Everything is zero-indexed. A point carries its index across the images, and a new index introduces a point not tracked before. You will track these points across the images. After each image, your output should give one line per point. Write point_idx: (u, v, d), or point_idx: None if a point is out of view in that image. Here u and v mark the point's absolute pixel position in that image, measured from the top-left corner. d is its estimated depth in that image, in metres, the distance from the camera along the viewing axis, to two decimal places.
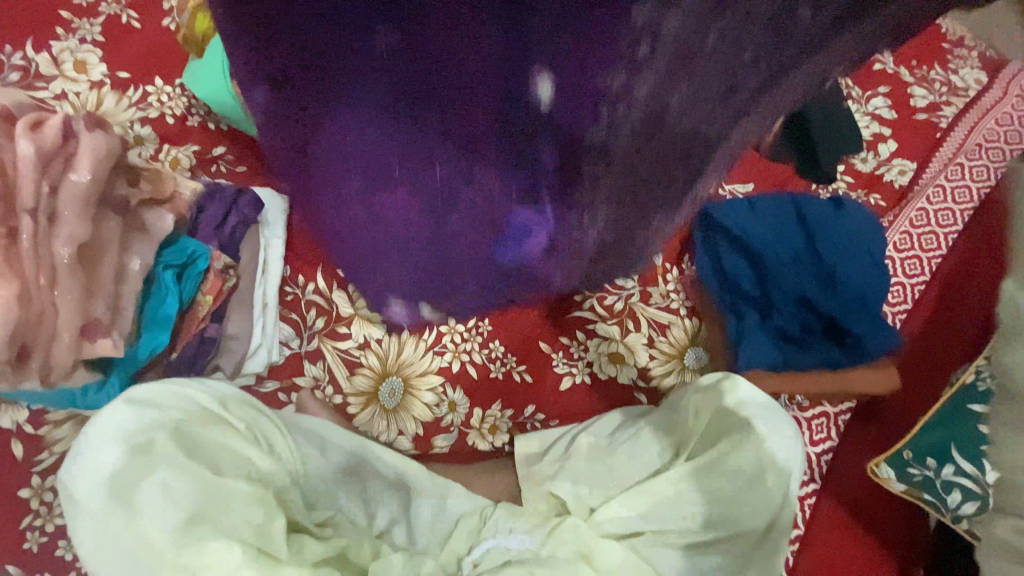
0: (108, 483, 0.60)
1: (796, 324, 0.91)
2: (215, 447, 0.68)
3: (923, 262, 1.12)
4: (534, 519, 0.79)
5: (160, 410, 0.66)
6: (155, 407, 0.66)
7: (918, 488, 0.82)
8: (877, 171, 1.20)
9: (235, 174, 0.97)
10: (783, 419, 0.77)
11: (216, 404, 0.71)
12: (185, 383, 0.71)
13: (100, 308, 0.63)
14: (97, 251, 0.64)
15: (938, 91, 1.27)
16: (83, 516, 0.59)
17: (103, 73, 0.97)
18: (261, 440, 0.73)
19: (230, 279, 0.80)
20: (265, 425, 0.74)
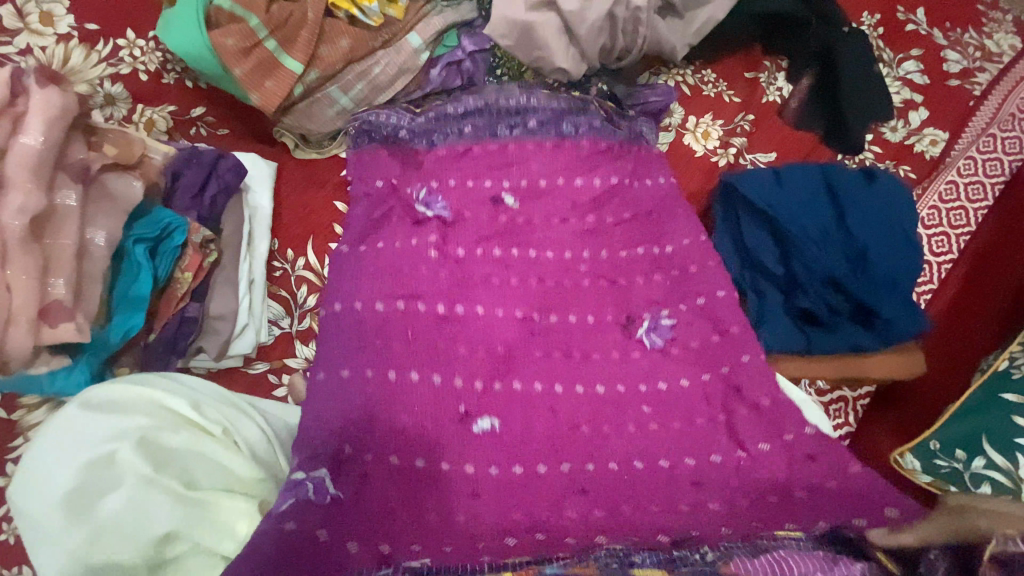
0: (73, 497, 0.55)
1: (823, 305, 0.84)
2: (185, 456, 0.61)
3: (951, 239, 1.07)
4: None
5: (130, 416, 0.61)
6: (120, 413, 0.60)
7: (944, 481, 0.78)
8: (906, 141, 1.12)
9: (217, 138, 0.92)
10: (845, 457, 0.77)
11: (189, 405, 0.65)
12: (156, 380, 0.66)
13: (60, 287, 0.55)
14: (53, 224, 0.56)
15: (972, 55, 1.18)
16: (47, 534, 0.55)
17: (71, 25, 0.82)
18: (241, 443, 0.66)
19: (212, 253, 0.73)
20: (243, 428, 0.67)
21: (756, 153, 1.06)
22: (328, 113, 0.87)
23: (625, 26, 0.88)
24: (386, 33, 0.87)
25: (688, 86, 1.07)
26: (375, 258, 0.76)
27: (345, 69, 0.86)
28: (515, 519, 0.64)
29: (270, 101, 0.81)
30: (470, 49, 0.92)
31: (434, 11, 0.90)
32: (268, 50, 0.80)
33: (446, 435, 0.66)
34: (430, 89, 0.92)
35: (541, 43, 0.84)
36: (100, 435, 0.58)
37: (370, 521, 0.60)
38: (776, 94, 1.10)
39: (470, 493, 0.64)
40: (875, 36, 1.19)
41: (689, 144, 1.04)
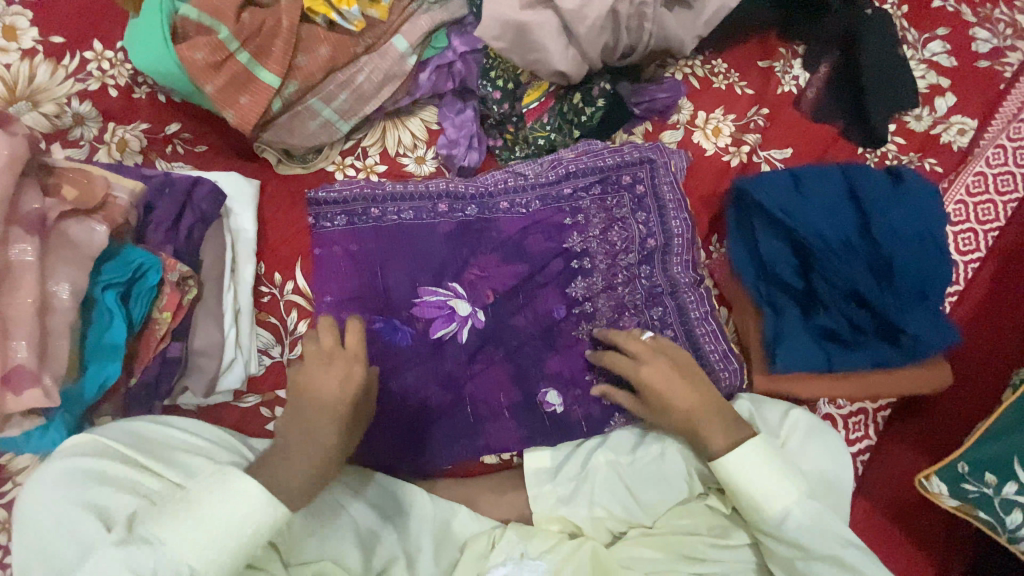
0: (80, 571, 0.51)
1: (845, 322, 0.79)
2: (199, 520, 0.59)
3: (979, 236, 1.00)
4: (546, 542, 0.73)
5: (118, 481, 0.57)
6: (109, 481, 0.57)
7: (972, 506, 0.74)
8: (933, 130, 1.04)
9: (195, 156, 0.84)
10: (826, 448, 0.73)
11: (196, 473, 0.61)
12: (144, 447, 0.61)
13: (21, 350, 0.51)
14: (9, 282, 0.52)
15: (1003, 33, 1.10)
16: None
17: (35, 39, 0.79)
18: None
19: (191, 291, 0.68)
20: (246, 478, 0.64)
21: (771, 150, 0.99)
22: (311, 127, 0.81)
23: (629, 22, 0.81)
24: (369, 37, 0.81)
25: (697, 78, 1.00)
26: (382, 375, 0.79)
27: (326, 79, 0.80)
28: (429, 227, 0.84)
29: (246, 119, 0.75)
30: (462, 51, 0.87)
31: (421, 10, 0.84)
32: (241, 62, 0.74)
33: (402, 289, 0.82)
34: (420, 95, 0.87)
35: (537, 44, 0.78)
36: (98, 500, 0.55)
37: (350, 197, 0.83)
38: (791, 83, 1.03)
39: (391, 248, 0.83)
40: (898, 16, 1.10)
41: (700, 142, 0.97)
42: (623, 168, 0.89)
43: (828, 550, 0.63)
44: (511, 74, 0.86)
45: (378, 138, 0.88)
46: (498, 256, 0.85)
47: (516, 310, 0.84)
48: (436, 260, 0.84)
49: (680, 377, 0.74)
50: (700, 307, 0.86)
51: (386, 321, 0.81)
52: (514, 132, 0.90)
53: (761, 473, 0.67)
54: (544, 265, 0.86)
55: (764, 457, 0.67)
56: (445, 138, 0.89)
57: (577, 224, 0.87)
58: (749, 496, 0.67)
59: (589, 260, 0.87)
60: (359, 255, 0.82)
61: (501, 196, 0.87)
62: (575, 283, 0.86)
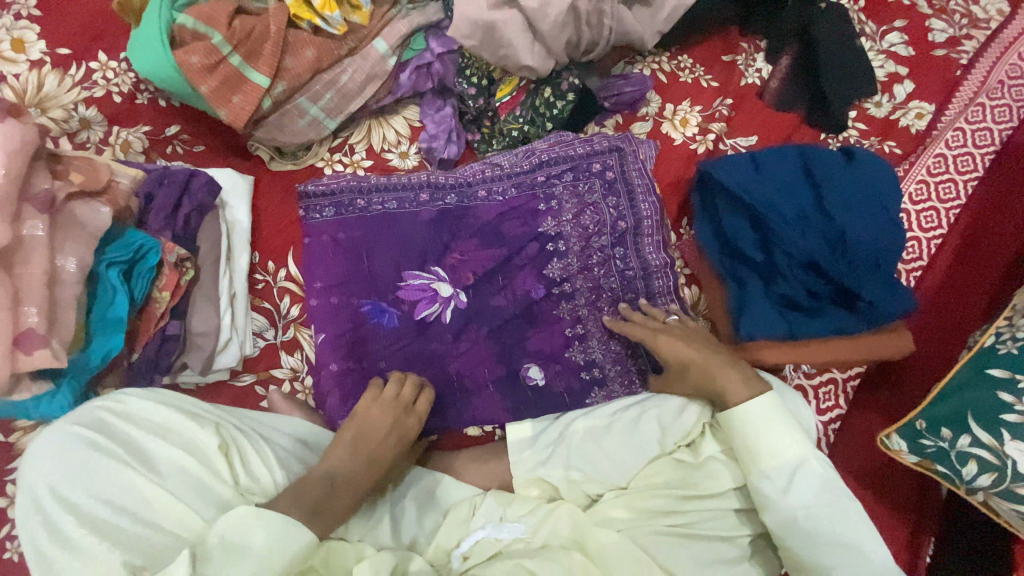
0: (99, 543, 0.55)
1: (803, 290, 0.84)
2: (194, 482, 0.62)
3: (940, 214, 1.04)
4: (525, 507, 0.76)
5: (109, 454, 0.59)
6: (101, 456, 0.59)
7: (930, 460, 0.78)
8: (892, 116, 1.09)
9: (193, 156, 0.90)
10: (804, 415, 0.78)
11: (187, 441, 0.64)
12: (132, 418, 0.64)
13: (33, 315, 0.57)
14: (22, 254, 0.58)
15: (959, 23, 1.15)
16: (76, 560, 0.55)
17: (43, 51, 0.87)
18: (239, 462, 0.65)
19: (187, 272, 0.73)
20: (240, 444, 0.66)
21: (736, 138, 1.04)
22: (300, 125, 0.88)
23: (589, 18, 0.87)
24: (351, 40, 0.88)
25: (664, 73, 1.06)
26: (369, 353, 0.84)
27: (312, 80, 0.87)
28: (413, 216, 0.89)
29: (239, 116, 0.81)
30: (439, 52, 0.94)
31: (400, 15, 0.92)
32: (233, 65, 0.81)
33: (387, 274, 0.87)
34: (401, 94, 0.94)
35: (505, 41, 0.85)
36: (95, 477, 0.58)
37: (338, 190, 0.89)
38: (754, 76, 1.09)
39: (377, 235, 0.88)
40: (855, 10, 1.16)
41: (668, 132, 1.03)
42: (594, 153, 0.94)
43: (838, 502, 0.67)
44: (485, 72, 0.94)
45: (364, 136, 0.94)
46: (476, 242, 0.90)
47: (492, 290, 0.89)
48: (420, 247, 0.89)
49: (701, 345, 0.78)
50: (668, 285, 0.91)
51: (374, 304, 0.86)
52: (490, 126, 0.97)
53: (776, 429, 0.70)
54: (521, 248, 0.90)
55: (778, 417, 0.71)
56: (426, 133, 0.95)
57: (553, 211, 0.92)
58: (766, 448, 0.70)
59: (564, 243, 0.91)
60: (347, 243, 0.87)
61: (483, 185, 0.92)
62: (551, 264, 0.90)
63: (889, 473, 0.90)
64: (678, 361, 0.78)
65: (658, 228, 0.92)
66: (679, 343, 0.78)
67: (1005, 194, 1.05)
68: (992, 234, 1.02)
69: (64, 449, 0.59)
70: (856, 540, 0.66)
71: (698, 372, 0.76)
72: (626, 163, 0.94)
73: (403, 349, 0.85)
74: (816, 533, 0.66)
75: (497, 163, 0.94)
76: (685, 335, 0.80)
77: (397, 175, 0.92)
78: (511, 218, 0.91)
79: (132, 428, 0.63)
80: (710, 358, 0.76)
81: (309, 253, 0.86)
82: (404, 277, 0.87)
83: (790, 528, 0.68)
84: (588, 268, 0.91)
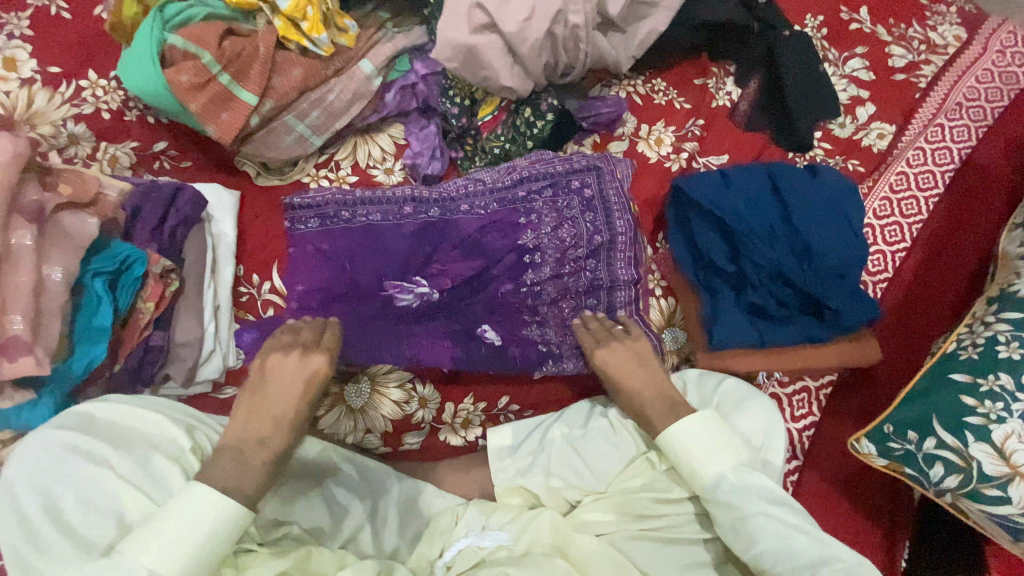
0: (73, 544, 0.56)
1: (773, 299, 0.87)
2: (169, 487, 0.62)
3: (903, 228, 1.09)
4: (508, 514, 0.77)
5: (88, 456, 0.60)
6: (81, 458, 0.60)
7: (899, 463, 0.81)
8: (855, 136, 1.15)
9: (180, 171, 0.92)
10: (760, 425, 0.78)
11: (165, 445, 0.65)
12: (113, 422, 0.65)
13: (17, 323, 0.59)
14: (9, 262, 0.60)
15: (917, 49, 1.22)
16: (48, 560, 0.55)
17: (34, 69, 0.89)
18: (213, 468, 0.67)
19: (173, 283, 0.75)
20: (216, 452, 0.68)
21: (708, 157, 1.09)
22: (286, 141, 0.90)
23: (566, 43, 0.92)
24: (338, 61, 0.91)
25: (639, 96, 1.11)
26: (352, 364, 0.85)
27: (300, 98, 0.90)
28: (394, 229, 0.90)
29: (226, 132, 0.84)
30: (423, 73, 0.97)
31: (386, 38, 0.96)
32: (222, 84, 0.84)
33: (370, 284, 0.88)
34: (386, 113, 0.97)
35: (486, 64, 0.89)
36: (72, 480, 0.59)
37: (323, 201, 0.90)
38: (725, 98, 1.14)
39: (360, 247, 0.89)
40: (818, 37, 1.23)
41: (643, 151, 1.07)
42: (570, 167, 0.96)
43: (756, 506, 0.67)
44: (467, 92, 0.98)
45: (349, 152, 0.97)
46: (453, 254, 0.90)
47: (466, 296, 0.90)
48: (401, 257, 0.89)
49: (637, 364, 0.81)
50: (630, 298, 0.94)
51: (353, 308, 0.87)
52: (473, 143, 1.00)
53: (697, 448, 0.72)
54: (500, 261, 0.91)
55: (693, 433, 0.73)
56: (411, 150, 0.98)
57: (533, 224, 0.93)
58: (688, 467, 0.72)
59: (541, 255, 0.92)
60: (330, 253, 0.88)
61: (461, 201, 0.94)
62: (526, 275, 0.91)
63: (859, 477, 0.92)
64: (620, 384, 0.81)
65: (635, 241, 0.95)
66: (623, 370, 0.81)
67: (965, 211, 1.10)
68: (951, 249, 1.07)
69: (47, 450, 0.60)
70: (796, 541, 0.65)
71: (633, 394, 0.79)
72: (601, 180, 0.96)
73: (379, 349, 0.86)
74: (757, 541, 0.66)
75: (476, 179, 0.96)
76: (634, 358, 0.82)
77: (377, 189, 0.93)
78: (490, 231, 0.92)
79: (111, 430, 0.64)
80: (653, 382, 0.80)
81: (293, 261, 0.88)
82: (384, 284, 0.88)
83: (737, 535, 0.68)
84: (566, 281, 0.92)
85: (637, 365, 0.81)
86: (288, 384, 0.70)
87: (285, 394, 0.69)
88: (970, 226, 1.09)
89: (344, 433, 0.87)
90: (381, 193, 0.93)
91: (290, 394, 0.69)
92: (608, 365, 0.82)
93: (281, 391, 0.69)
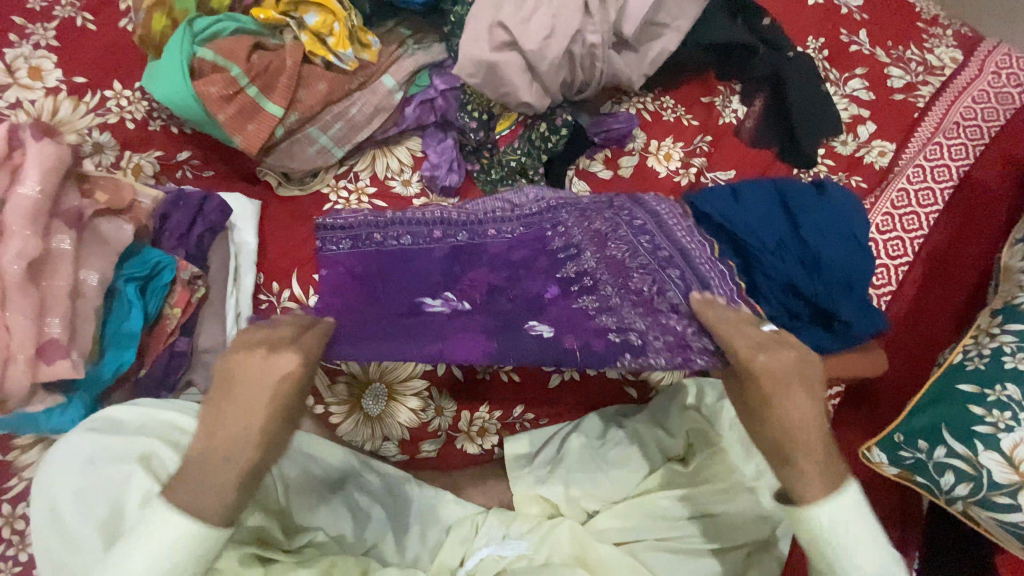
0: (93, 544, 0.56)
1: (784, 310, 0.90)
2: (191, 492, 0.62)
3: (905, 243, 1.12)
4: (526, 524, 0.79)
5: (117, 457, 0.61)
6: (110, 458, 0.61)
7: (910, 472, 0.82)
8: (857, 153, 1.18)
9: (202, 180, 0.95)
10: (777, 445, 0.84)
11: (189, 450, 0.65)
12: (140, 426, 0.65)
13: (55, 326, 0.62)
14: (49, 267, 0.64)
15: (915, 70, 1.27)
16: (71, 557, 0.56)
17: (59, 79, 0.90)
18: None
19: (199, 289, 0.77)
20: None
21: (716, 172, 1.12)
22: (309, 152, 0.92)
23: (582, 61, 0.95)
24: (361, 76, 0.95)
25: (649, 112, 1.14)
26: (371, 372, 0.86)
27: (324, 111, 0.92)
28: (425, 253, 0.85)
29: (252, 144, 0.86)
30: (442, 88, 1.00)
31: (407, 54, 0.99)
32: (249, 96, 0.86)
33: (400, 293, 0.85)
34: (406, 127, 0.99)
35: (506, 80, 0.92)
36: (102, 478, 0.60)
37: (353, 223, 0.87)
38: (731, 115, 1.17)
39: (384, 269, 0.85)
40: (820, 58, 1.27)
41: (653, 166, 1.10)
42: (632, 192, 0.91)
43: None
44: (485, 108, 1.00)
45: (368, 164, 0.98)
46: (482, 276, 0.84)
47: (495, 312, 0.85)
48: (429, 273, 0.86)
49: (800, 387, 0.60)
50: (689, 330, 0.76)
51: (378, 316, 0.84)
52: (489, 157, 1.02)
53: (858, 534, 0.53)
54: (532, 286, 0.83)
55: (858, 515, 0.54)
56: (429, 162, 0.99)
57: (571, 246, 0.85)
58: (841, 554, 0.53)
59: (579, 277, 0.84)
60: (356, 268, 0.84)
61: (495, 225, 0.87)
62: (577, 297, 0.83)
63: (870, 489, 0.93)
64: (771, 387, 0.60)
65: None
66: (771, 372, 0.61)
67: (966, 227, 1.14)
68: (954, 264, 1.10)
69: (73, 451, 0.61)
70: None
71: (786, 407, 0.59)
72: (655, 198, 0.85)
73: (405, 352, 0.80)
74: None
75: (517, 203, 0.90)
76: (791, 373, 0.61)
77: (408, 213, 0.89)
78: (521, 254, 0.85)
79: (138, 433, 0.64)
80: (810, 399, 0.60)
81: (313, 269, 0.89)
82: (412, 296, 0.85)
83: None
84: None
85: (793, 369, 0.61)
86: (258, 382, 0.55)
87: (262, 393, 0.54)
88: (970, 242, 1.12)
89: (362, 441, 0.86)
90: (414, 215, 0.89)
91: (258, 398, 0.54)
92: (756, 359, 0.62)
93: (254, 391, 0.54)
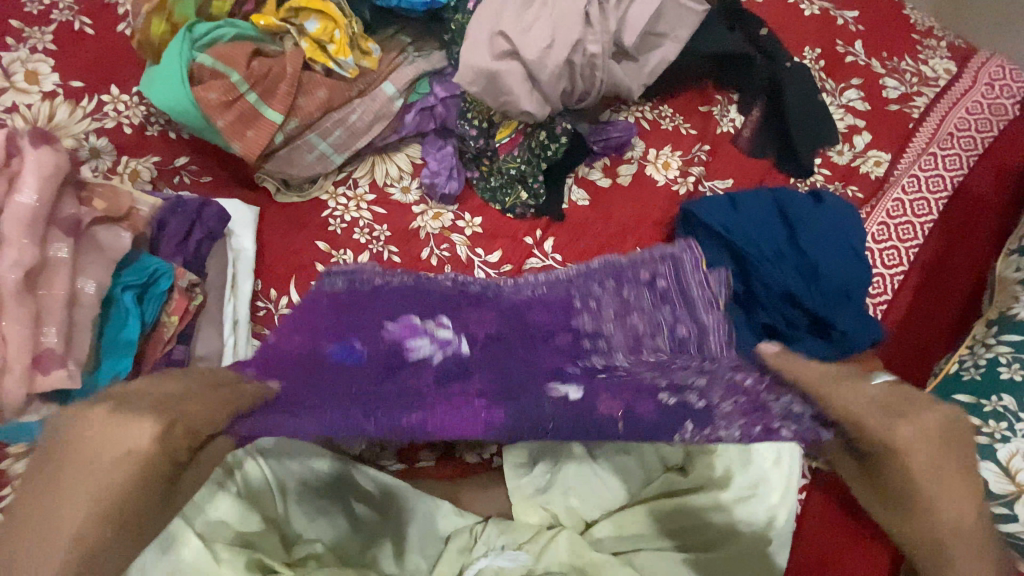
0: None
1: (782, 319, 0.90)
2: None
3: (901, 253, 1.12)
4: (525, 534, 0.77)
5: None
6: None
7: None
8: (853, 163, 1.20)
9: (200, 186, 0.93)
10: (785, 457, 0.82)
11: None
12: None
13: (51, 335, 0.62)
14: (45, 275, 0.63)
15: (910, 81, 1.28)
16: None
17: (56, 83, 0.90)
18: None
19: (196, 297, 0.77)
20: None
21: (714, 181, 1.12)
22: (307, 159, 0.92)
23: (582, 71, 0.95)
24: (361, 83, 0.94)
25: (647, 121, 1.15)
26: None
27: (324, 117, 0.92)
28: (424, 300, 0.78)
29: (250, 150, 0.86)
30: (442, 96, 1.00)
31: (407, 62, 0.99)
32: (249, 102, 0.86)
33: (377, 312, 0.74)
34: (405, 133, 0.99)
35: (507, 89, 0.92)
36: None
37: (359, 272, 0.85)
38: (729, 124, 1.18)
39: (370, 301, 0.77)
40: (816, 69, 1.29)
41: (652, 174, 1.10)
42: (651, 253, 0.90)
43: None
44: (486, 116, 1.00)
45: (367, 170, 0.98)
46: (482, 322, 0.76)
47: (496, 364, 0.68)
48: (410, 303, 0.76)
49: (954, 451, 0.53)
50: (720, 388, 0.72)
51: (335, 379, 0.63)
52: (489, 164, 1.02)
53: None
54: (545, 339, 0.76)
55: None
56: (428, 170, 0.99)
57: (588, 305, 0.82)
58: None
59: (601, 338, 0.79)
60: (333, 304, 0.75)
61: (510, 285, 0.86)
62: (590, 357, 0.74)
63: None
64: (921, 469, 0.52)
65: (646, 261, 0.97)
66: (936, 450, 0.53)
67: (964, 235, 1.15)
68: (948, 273, 1.11)
69: None
70: None
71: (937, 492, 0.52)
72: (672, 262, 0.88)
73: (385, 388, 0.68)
74: None
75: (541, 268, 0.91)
76: (941, 440, 0.54)
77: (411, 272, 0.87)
78: (533, 307, 0.80)
79: None
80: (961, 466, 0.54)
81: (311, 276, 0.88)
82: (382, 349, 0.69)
83: None
84: None
85: (932, 434, 0.53)
86: (118, 448, 0.46)
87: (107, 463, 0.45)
88: (964, 252, 1.13)
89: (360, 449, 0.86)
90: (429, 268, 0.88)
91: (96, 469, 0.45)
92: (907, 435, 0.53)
93: (76, 454, 0.46)
